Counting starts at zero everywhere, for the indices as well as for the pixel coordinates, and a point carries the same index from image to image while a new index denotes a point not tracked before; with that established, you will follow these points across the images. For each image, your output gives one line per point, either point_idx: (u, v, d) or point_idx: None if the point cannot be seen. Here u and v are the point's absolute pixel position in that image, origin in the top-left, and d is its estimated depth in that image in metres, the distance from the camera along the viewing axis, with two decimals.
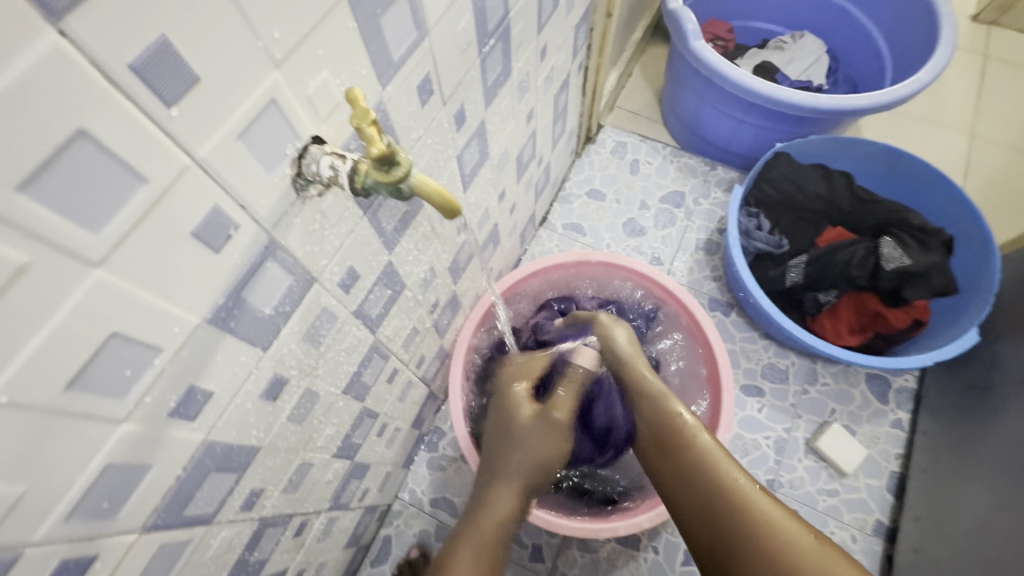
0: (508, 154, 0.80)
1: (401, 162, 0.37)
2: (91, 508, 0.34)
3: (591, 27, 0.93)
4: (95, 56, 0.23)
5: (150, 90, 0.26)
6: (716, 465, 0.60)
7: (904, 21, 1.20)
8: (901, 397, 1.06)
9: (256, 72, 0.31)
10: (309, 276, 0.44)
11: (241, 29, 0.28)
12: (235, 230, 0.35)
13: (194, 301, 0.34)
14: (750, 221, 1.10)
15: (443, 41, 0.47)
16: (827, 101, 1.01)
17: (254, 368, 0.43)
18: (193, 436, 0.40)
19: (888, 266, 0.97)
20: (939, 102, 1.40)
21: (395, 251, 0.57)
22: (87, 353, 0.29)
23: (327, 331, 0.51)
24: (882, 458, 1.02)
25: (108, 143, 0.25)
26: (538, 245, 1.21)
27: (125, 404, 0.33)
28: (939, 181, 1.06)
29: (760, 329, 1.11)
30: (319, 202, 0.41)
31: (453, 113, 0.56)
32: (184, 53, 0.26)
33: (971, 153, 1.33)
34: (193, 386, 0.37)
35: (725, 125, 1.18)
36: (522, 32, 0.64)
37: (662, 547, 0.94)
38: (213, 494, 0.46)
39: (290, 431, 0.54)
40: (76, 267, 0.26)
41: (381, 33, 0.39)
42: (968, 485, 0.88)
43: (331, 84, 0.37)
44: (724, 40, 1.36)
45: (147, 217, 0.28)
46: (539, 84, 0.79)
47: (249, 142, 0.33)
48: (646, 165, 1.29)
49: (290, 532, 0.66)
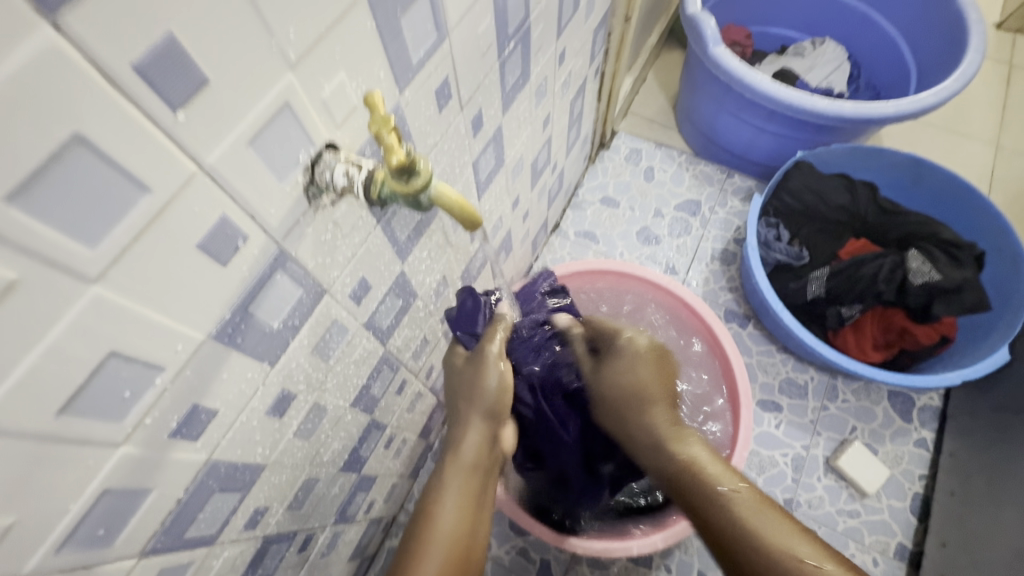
0: (524, 160, 0.78)
1: (421, 171, 0.35)
2: (85, 535, 0.32)
3: (610, 30, 0.91)
4: (93, 54, 0.21)
5: (155, 93, 0.24)
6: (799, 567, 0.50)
7: (928, 28, 1.16)
8: (924, 415, 1.03)
9: (271, 75, 0.29)
10: (320, 287, 0.42)
11: (255, 26, 0.26)
12: (243, 241, 0.32)
13: (200, 317, 0.32)
14: (769, 231, 1.07)
15: (463, 44, 0.45)
16: (852, 109, 0.97)
17: (260, 384, 0.41)
18: (195, 457, 0.38)
19: (916, 280, 0.94)
20: (964, 112, 1.37)
21: (408, 261, 0.55)
22: (83, 375, 0.27)
23: (337, 344, 0.49)
24: (904, 479, 0.98)
25: (107, 149, 0.23)
26: (550, 252, 1.18)
27: (124, 427, 0.31)
28: (969, 192, 1.02)
29: (778, 342, 1.08)
30: (332, 211, 0.39)
31: (470, 118, 0.54)
32: (193, 53, 0.24)
33: (998, 164, 1.29)
34: (196, 405, 0.35)
35: (743, 133, 1.15)
36: (543, 35, 0.62)
37: (675, 567, 0.91)
38: (215, 515, 0.44)
39: (297, 447, 0.52)
40: (71, 283, 0.24)
41: (400, 34, 0.37)
42: (1005, 515, 0.83)
43: (348, 87, 0.35)
44: (742, 46, 1.33)
45: (149, 228, 0.26)
46: (556, 89, 0.77)
47: (261, 148, 0.31)
48: (661, 172, 1.26)
49: (295, 548, 0.64)
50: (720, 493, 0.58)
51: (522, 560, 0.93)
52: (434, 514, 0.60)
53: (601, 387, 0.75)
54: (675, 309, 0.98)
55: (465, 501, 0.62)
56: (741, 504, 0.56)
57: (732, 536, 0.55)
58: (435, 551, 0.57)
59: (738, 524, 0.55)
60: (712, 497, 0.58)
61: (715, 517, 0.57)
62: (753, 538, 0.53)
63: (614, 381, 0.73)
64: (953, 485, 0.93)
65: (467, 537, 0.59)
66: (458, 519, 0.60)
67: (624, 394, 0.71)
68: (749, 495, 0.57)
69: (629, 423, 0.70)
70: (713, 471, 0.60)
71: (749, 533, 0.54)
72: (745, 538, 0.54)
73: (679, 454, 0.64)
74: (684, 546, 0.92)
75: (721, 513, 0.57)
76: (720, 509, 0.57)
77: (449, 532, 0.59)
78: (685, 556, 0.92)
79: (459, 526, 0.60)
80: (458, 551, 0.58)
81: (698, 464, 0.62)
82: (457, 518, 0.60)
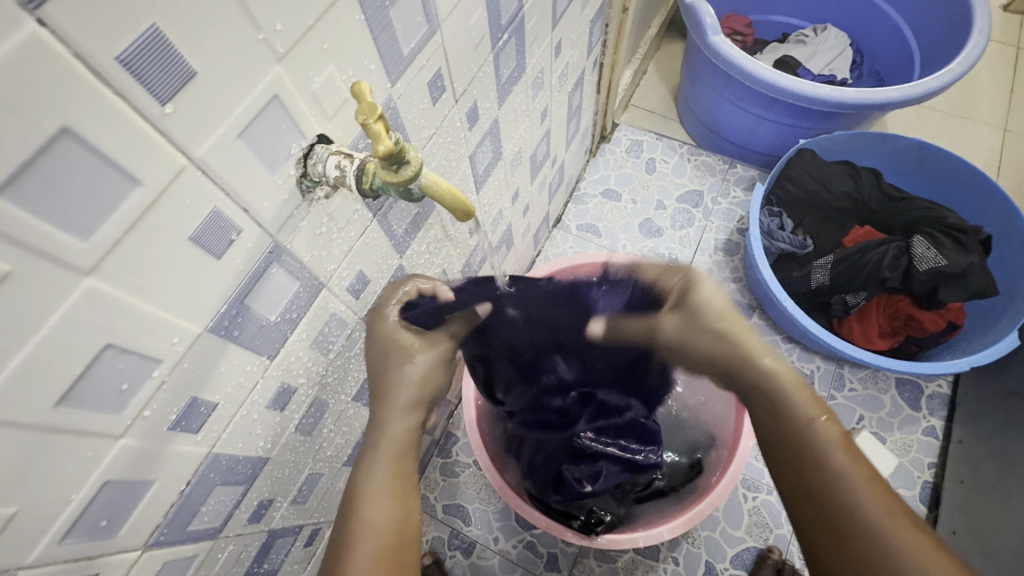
0: (522, 153, 0.78)
1: (411, 160, 0.35)
2: (88, 526, 0.33)
3: (607, 22, 0.90)
4: (78, 47, 0.21)
5: (140, 85, 0.24)
6: (862, 501, 0.46)
7: (933, 11, 1.15)
8: (933, 403, 1.02)
9: (258, 66, 0.29)
10: (317, 281, 0.42)
11: (241, 18, 0.26)
12: (237, 234, 0.33)
13: (196, 310, 0.32)
14: (772, 220, 1.06)
15: (455, 35, 0.45)
16: (855, 94, 0.96)
17: (260, 378, 0.41)
18: (197, 450, 0.38)
19: (921, 266, 0.93)
20: (970, 96, 1.35)
21: (406, 255, 0.55)
22: (79, 367, 0.27)
23: (336, 338, 0.49)
24: (914, 468, 0.97)
25: (95, 142, 0.23)
26: (552, 246, 1.18)
27: (122, 419, 0.31)
28: (975, 175, 1.01)
29: (784, 332, 1.07)
30: (327, 204, 0.39)
31: (466, 111, 0.54)
32: (180, 47, 0.24)
33: (1006, 149, 1.27)
34: (195, 398, 0.36)
35: (745, 122, 1.14)
36: (538, 26, 0.61)
37: (682, 558, 0.91)
38: (219, 508, 0.44)
39: (299, 442, 0.52)
40: (64, 275, 0.24)
41: (390, 27, 0.37)
42: (1017, 498, 0.82)
43: (338, 79, 0.35)
44: (743, 35, 1.32)
45: (141, 221, 0.27)
46: (553, 81, 0.77)
47: (251, 141, 0.31)
48: (662, 164, 1.25)
49: (301, 542, 0.65)
50: (828, 441, 0.50)
51: (529, 553, 0.93)
52: (366, 496, 0.48)
53: (680, 332, 0.63)
54: None
55: (400, 482, 0.50)
56: (848, 463, 0.48)
57: (831, 495, 0.48)
58: (367, 541, 0.46)
59: (840, 481, 0.48)
60: (816, 442, 0.50)
61: (815, 466, 0.49)
62: (852, 495, 0.47)
63: (700, 319, 0.61)
64: (963, 473, 0.92)
65: (412, 515, 0.49)
66: (393, 505, 0.48)
67: (711, 333, 0.60)
68: (856, 454, 0.49)
69: (725, 354, 0.59)
70: (820, 416, 0.52)
71: (851, 490, 0.47)
72: (844, 498, 0.47)
73: (783, 385, 0.54)
74: (691, 537, 0.92)
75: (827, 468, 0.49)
76: (823, 459, 0.49)
77: (380, 521, 0.47)
78: (692, 547, 0.91)
79: (401, 505, 0.49)
80: (390, 543, 0.46)
81: (803, 399, 0.53)
82: (395, 500, 0.49)
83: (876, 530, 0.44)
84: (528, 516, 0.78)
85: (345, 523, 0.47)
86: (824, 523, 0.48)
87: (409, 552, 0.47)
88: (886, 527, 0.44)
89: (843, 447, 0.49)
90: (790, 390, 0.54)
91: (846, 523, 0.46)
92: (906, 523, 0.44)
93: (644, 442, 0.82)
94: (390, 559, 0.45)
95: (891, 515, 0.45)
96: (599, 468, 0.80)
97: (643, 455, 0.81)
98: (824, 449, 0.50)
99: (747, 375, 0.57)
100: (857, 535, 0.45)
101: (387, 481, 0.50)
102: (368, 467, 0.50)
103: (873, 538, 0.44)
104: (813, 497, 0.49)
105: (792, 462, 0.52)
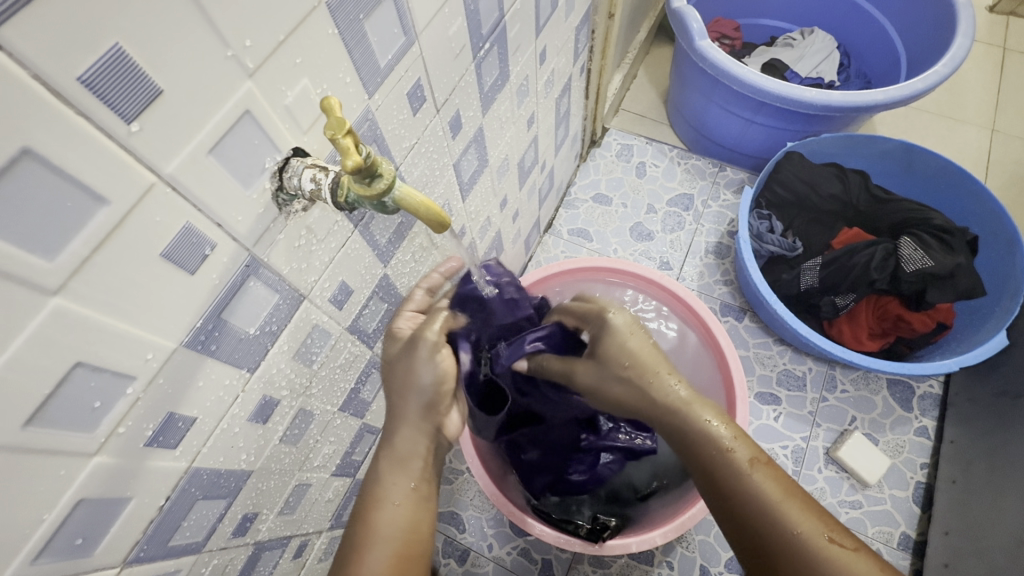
0: (509, 160, 0.78)
1: (384, 174, 0.35)
2: (63, 544, 0.32)
3: (593, 29, 0.91)
4: (37, 69, 0.21)
5: (105, 105, 0.24)
6: (780, 522, 0.48)
7: (917, 13, 1.16)
8: (925, 403, 1.02)
9: (228, 82, 0.29)
10: (298, 293, 0.42)
11: (207, 35, 0.27)
12: (211, 249, 0.33)
13: (170, 326, 0.32)
14: (762, 223, 1.07)
15: (434, 46, 0.45)
16: (840, 97, 0.96)
17: (240, 392, 0.41)
18: (176, 464, 0.38)
19: (908, 268, 0.94)
20: (957, 97, 1.36)
21: (390, 264, 0.55)
22: (48, 386, 0.27)
23: (319, 350, 0.49)
24: (906, 468, 0.97)
25: (57, 161, 0.23)
26: (544, 251, 1.18)
27: (96, 436, 0.31)
28: (962, 176, 1.01)
29: (775, 334, 1.07)
30: (305, 216, 0.39)
31: (448, 121, 0.54)
32: (144, 65, 0.25)
33: (994, 149, 1.28)
34: (172, 413, 0.35)
35: (733, 126, 1.15)
36: (520, 34, 0.62)
37: (677, 563, 0.90)
38: (201, 522, 0.44)
39: (284, 453, 0.52)
40: (30, 295, 0.24)
41: (364, 40, 0.37)
42: (1005, 502, 0.82)
43: (312, 92, 0.35)
44: (731, 39, 1.33)
45: (109, 239, 0.27)
46: (539, 88, 0.77)
47: (223, 156, 0.31)
48: (653, 168, 1.26)
49: (290, 553, 0.65)
50: (741, 468, 0.51)
51: (523, 560, 0.92)
52: (381, 502, 0.49)
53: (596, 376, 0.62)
54: (668, 304, 0.96)
55: (412, 490, 0.51)
56: (765, 486, 0.50)
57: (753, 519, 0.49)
58: (377, 548, 0.47)
59: (760, 509, 0.49)
60: (733, 472, 0.52)
61: (735, 497, 0.51)
62: (774, 521, 0.48)
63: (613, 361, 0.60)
64: (954, 473, 0.92)
65: (423, 526, 0.50)
66: (404, 511, 0.49)
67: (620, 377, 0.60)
68: (768, 473, 0.51)
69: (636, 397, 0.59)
70: (730, 442, 0.53)
71: (771, 514, 0.48)
72: (768, 523, 0.48)
73: (691, 417, 0.55)
74: (685, 542, 0.92)
75: (743, 494, 0.50)
76: (740, 488, 0.51)
77: (391, 530, 0.48)
78: (686, 551, 0.91)
79: (412, 512, 0.50)
80: (399, 548, 0.48)
81: (712, 430, 0.54)
82: (408, 507, 0.50)
83: (801, 553, 0.46)
84: (521, 523, 0.78)
85: (356, 532, 0.48)
86: (754, 553, 0.49)
87: (418, 563, 0.48)
88: (808, 546, 0.46)
89: (756, 473, 0.51)
90: (700, 419, 0.55)
91: (773, 546, 0.48)
92: (824, 536, 0.46)
93: (640, 428, 0.85)
94: (400, 566, 0.46)
95: (811, 530, 0.47)
96: (597, 459, 0.84)
97: (640, 440, 0.84)
98: (738, 477, 0.51)
99: (663, 415, 0.57)
100: (785, 555, 0.47)
101: (403, 492, 0.50)
102: (383, 474, 0.51)
103: (798, 559, 0.46)
104: (741, 528, 0.50)
105: (717, 497, 0.52)
